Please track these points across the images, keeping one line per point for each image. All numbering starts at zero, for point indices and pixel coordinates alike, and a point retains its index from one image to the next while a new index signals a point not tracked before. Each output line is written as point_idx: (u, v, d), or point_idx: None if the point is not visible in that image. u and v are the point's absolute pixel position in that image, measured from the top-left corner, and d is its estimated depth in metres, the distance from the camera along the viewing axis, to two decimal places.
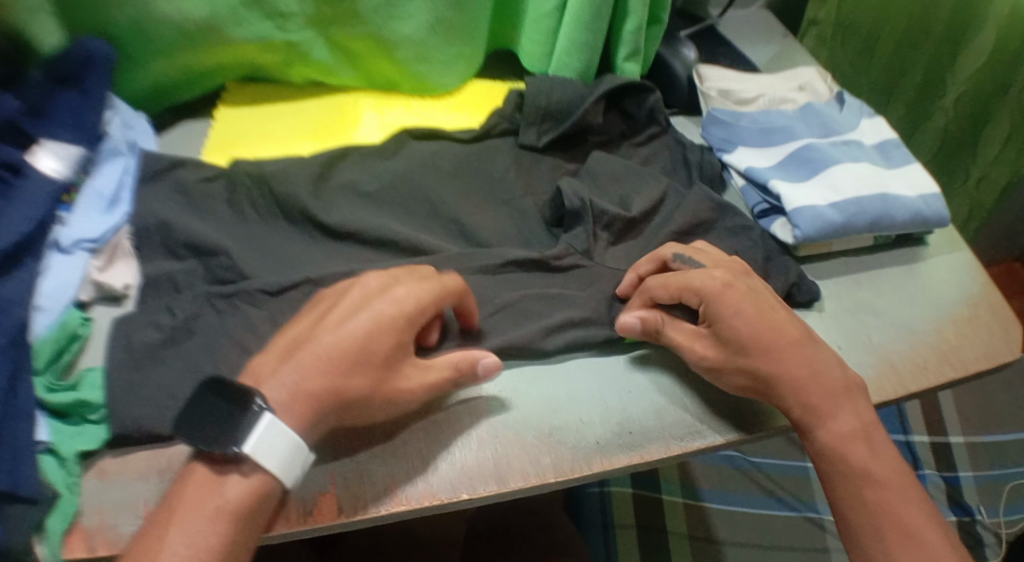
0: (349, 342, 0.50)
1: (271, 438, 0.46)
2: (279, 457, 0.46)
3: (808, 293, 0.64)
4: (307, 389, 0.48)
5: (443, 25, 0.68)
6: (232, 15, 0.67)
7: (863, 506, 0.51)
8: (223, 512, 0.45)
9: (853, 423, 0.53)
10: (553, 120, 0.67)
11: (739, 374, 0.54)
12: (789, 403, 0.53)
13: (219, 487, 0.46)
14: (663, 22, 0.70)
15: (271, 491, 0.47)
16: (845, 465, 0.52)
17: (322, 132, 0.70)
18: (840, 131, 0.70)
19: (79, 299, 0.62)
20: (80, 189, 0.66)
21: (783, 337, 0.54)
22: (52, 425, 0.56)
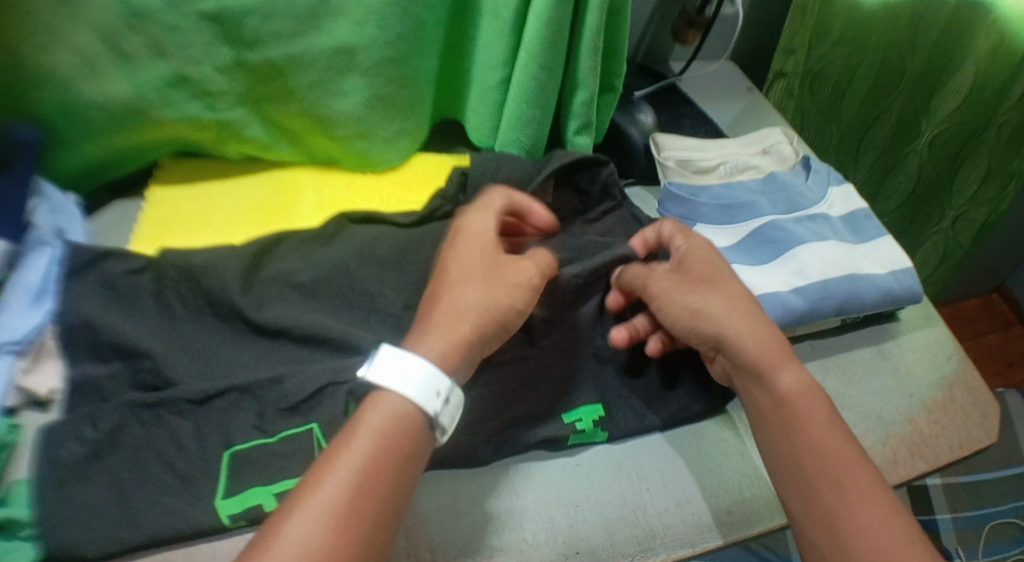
0: (460, 275, 0.51)
1: (387, 358, 0.47)
2: (399, 378, 0.47)
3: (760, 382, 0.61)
4: (448, 334, 0.49)
5: (382, 101, 0.65)
6: (159, 95, 0.63)
7: (811, 458, 0.49)
8: (373, 431, 0.45)
9: (800, 381, 0.52)
10: None
11: (690, 297, 0.54)
12: (729, 343, 0.53)
13: (363, 414, 0.46)
14: (617, 90, 0.67)
15: (402, 412, 0.46)
16: (793, 418, 0.51)
17: (260, 215, 0.67)
18: (806, 205, 0.67)
19: (6, 406, 0.58)
20: (6, 285, 0.61)
21: (736, 287, 0.55)
22: None
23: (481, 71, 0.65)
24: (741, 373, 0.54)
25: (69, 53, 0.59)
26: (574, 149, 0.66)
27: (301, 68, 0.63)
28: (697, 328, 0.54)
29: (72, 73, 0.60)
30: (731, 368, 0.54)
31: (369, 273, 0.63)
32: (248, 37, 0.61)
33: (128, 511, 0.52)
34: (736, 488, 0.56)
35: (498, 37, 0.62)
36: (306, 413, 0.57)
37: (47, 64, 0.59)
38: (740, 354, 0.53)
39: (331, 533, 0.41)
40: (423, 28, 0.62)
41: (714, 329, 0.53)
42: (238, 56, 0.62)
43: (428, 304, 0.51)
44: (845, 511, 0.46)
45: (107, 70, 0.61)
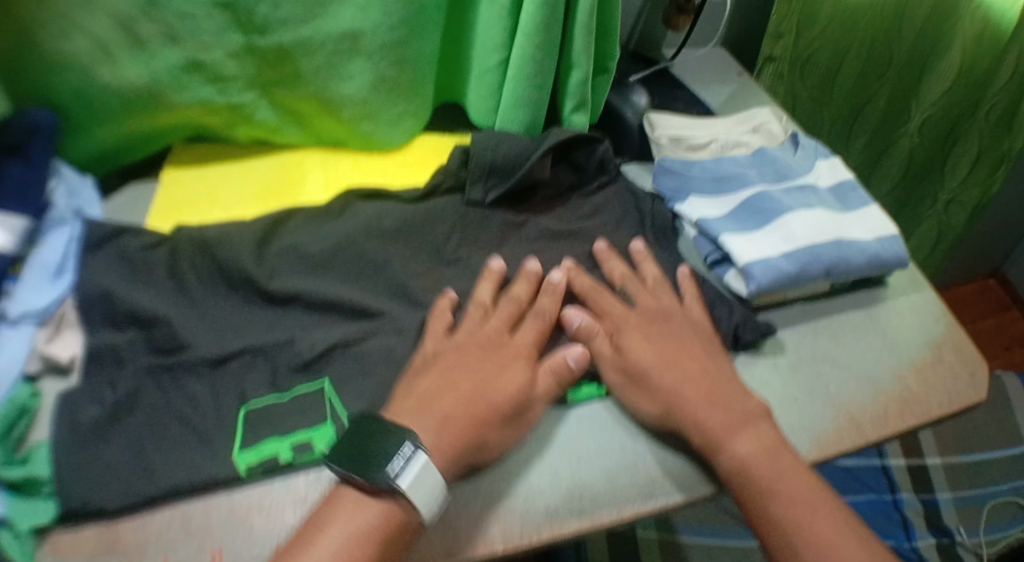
0: (467, 393, 0.55)
1: (427, 474, 0.49)
2: (425, 491, 0.49)
3: (757, 330, 0.63)
4: (448, 428, 0.53)
5: (386, 83, 0.68)
6: (172, 80, 0.66)
7: (776, 527, 0.51)
8: (353, 534, 0.47)
9: (757, 443, 0.54)
10: (499, 174, 0.67)
11: (640, 405, 0.57)
12: (687, 431, 0.55)
13: (360, 509, 0.49)
14: (610, 72, 0.70)
15: (404, 519, 0.49)
16: (749, 483, 0.53)
17: (270, 195, 0.70)
18: (793, 176, 0.69)
19: (29, 372, 0.63)
20: (27, 260, 0.67)
21: (671, 371, 0.57)
22: (5, 500, 0.52)
23: (480, 55, 0.69)
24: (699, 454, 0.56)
25: (85, 40, 0.63)
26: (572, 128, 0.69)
27: (308, 52, 0.66)
28: (668, 425, 0.56)
29: (89, 59, 0.64)
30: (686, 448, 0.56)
31: (375, 246, 0.65)
32: (258, 23, 0.64)
33: (151, 465, 0.55)
34: None
35: (495, 19, 0.65)
36: (318, 375, 0.59)
37: (66, 51, 0.63)
38: (691, 439, 0.55)
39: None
40: (424, 13, 0.65)
41: (684, 421, 0.55)
42: (248, 41, 0.65)
43: (416, 415, 0.53)
44: None
45: (120, 54, 0.64)
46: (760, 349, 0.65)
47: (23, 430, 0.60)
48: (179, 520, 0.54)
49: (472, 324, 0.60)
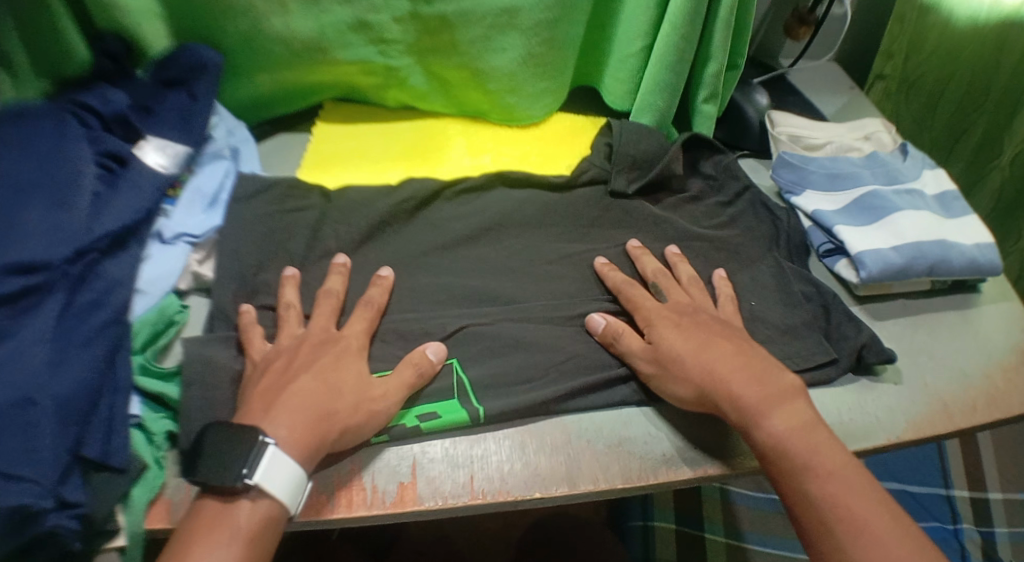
0: (324, 384, 0.57)
1: (277, 466, 0.52)
2: (278, 485, 0.52)
3: (880, 354, 0.63)
4: (301, 421, 0.54)
5: (533, 59, 0.74)
6: (339, 37, 0.73)
7: (822, 510, 0.52)
8: (239, 540, 0.50)
9: (789, 422, 0.55)
10: (640, 168, 0.72)
11: (674, 386, 0.59)
12: (725, 407, 0.56)
13: (228, 511, 0.51)
14: (739, 68, 0.75)
15: (274, 516, 0.52)
16: (789, 463, 0.53)
17: (414, 154, 0.77)
18: (903, 181, 0.73)
19: (178, 288, 0.70)
20: (184, 185, 0.73)
21: (711, 353, 0.59)
22: (143, 403, 0.64)
23: (622, 42, 0.74)
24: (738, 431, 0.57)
25: None
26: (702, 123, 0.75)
27: (467, 23, 0.72)
28: (711, 401, 0.57)
29: (265, 7, 0.71)
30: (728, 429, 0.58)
31: (510, 206, 0.71)
32: None
33: None
34: (835, 411, 0.62)
35: (642, 7, 0.70)
36: (455, 311, 0.65)
37: None
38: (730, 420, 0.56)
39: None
40: None
41: (728, 396, 0.56)
42: (414, 8, 0.72)
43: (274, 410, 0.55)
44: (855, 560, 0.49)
45: (295, 7, 0.71)
46: (879, 375, 0.65)
47: (170, 338, 0.68)
48: None
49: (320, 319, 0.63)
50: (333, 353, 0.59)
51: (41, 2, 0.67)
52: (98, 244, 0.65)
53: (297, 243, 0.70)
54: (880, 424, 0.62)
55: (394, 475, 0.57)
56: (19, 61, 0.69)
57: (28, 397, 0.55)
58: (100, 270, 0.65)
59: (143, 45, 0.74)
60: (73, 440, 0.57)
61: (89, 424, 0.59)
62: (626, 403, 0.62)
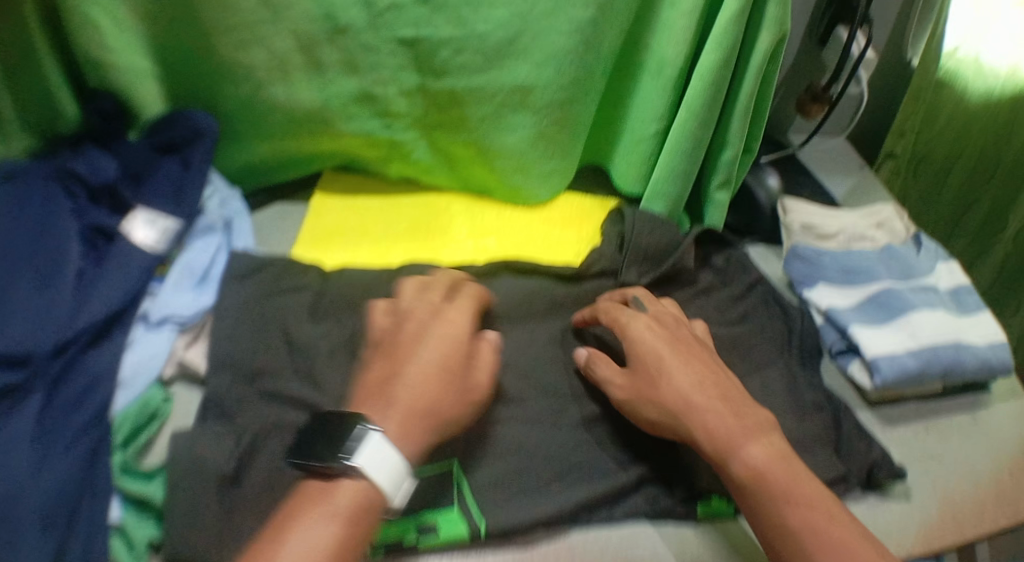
0: (428, 373, 0.54)
1: (380, 449, 0.49)
2: (380, 470, 0.48)
3: (892, 471, 0.62)
4: (404, 413, 0.52)
5: (544, 138, 0.71)
6: (342, 109, 0.69)
7: (800, 540, 0.49)
8: (336, 520, 0.46)
9: (766, 450, 0.53)
10: (652, 261, 0.70)
11: (649, 404, 0.57)
12: (698, 433, 0.55)
13: (331, 493, 0.48)
14: (753, 152, 0.73)
15: (371, 502, 0.48)
16: (765, 490, 0.52)
17: (417, 232, 0.73)
18: (917, 275, 0.72)
19: (163, 375, 0.65)
20: (173, 263, 0.69)
21: (689, 377, 0.57)
22: (125, 505, 0.58)
23: (636, 124, 0.72)
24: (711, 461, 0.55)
25: (266, 56, 0.66)
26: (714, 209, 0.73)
27: (478, 101, 0.69)
28: (681, 420, 0.56)
29: (265, 75, 0.67)
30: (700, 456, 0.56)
31: (516, 297, 0.68)
32: (437, 67, 0.67)
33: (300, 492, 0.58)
34: None
35: (658, 92, 0.69)
36: None
37: (244, 63, 0.67)
38: (704, 449, 0.54)
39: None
40: (592, 78, 0.69)
41: (699, 423, 0.55)
42: (423, 82, 0.68)
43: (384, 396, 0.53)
44: None
45: (298, 76, 0.68)
46: (887, 492, 0.63)
47: (152, 434, 0.62)
48: None
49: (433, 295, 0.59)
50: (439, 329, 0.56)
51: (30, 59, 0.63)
52: (79, 338, 0.62)
53: (292, 328, 0.66)
54: (890, 532, 0.61)
55: None
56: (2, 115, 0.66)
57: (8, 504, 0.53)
58: (81, 363, 0.61)
59: (137, 107, 0.69)
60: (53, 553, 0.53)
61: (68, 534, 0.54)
62: (630, 519, 0.59)
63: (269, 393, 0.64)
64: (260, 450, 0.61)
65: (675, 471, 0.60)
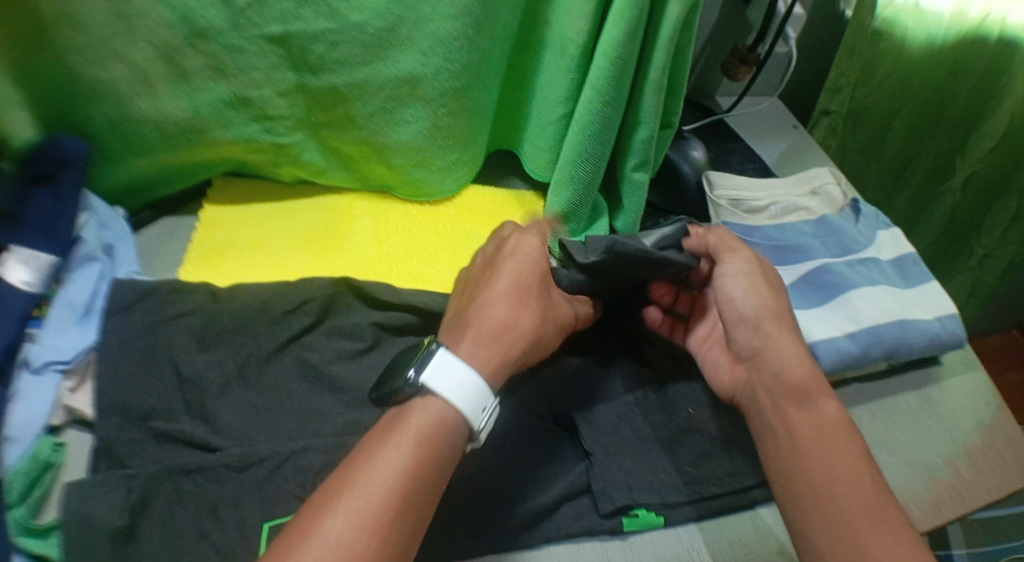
0: (506, 294, 0.54)
1: (449, 365, 0.49)
2: (454, 387, 0.49)
3: None
4: (483, 332, 0.52)
5: (442, 131, 0.65)
6: (217, 116, 0.63)
7: (842, 486, 0.51)
8: (416, 439, 0.47)
9: (839, 412, 0.55)
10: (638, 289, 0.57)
11: (751, 294, 0.60)
12: (785, 363, 0.57)
13: (404, 415, 0.48)
14: (672, 126, 0.67)
15: (451, 418, 0.48)
16: (824, 440, 0.53)
17: (316, 242, 0.68)
18: (856, 249, 0.67)
19: (52, 425, 0.60)
20: (51, 301, 0.63)
21: (780, 307, 0.60)
22: None
23: (542, 106, 0.66)
24: (784, 395, 0.56)
25: (126, 69, 0.59)
26: (633, 200, 0.68)
27: (363, 96, 0.63)
28: (756, 324, 0.59)
29: (128, 89, 0.61)
30: (769, 381, 0.57)
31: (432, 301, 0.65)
32: (313, 63, 0.61)
33: (203, 536, 0.54)
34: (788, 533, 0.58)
35: (562, 72, 0.62)
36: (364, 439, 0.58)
37: (103, 79, 0.60)
38: (780, 367, 0.57)
39: (362, 529, 0.43)
40: (487, 61, 0.63)
41: (768, 334, 0.58)
42: (301, 81, 0.62)
43: (472, 313, 0.53)
44: (866, 540, 0.48)
45: (163, 87, 0.61)
46: None
47: (48, 487, 0.58)
48: None
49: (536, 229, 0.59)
50: (527, 253, 0.56)
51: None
52: None
53: (181, 361, 0.60)
54: None
55: None
56: None
57: None
58: None
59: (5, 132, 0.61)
60: None
61: None
62: (551, 543, 0.54)
63: (160, 432, 0.58)
64: (152, 500, 0.55)
65: (597, 483, 0.56)
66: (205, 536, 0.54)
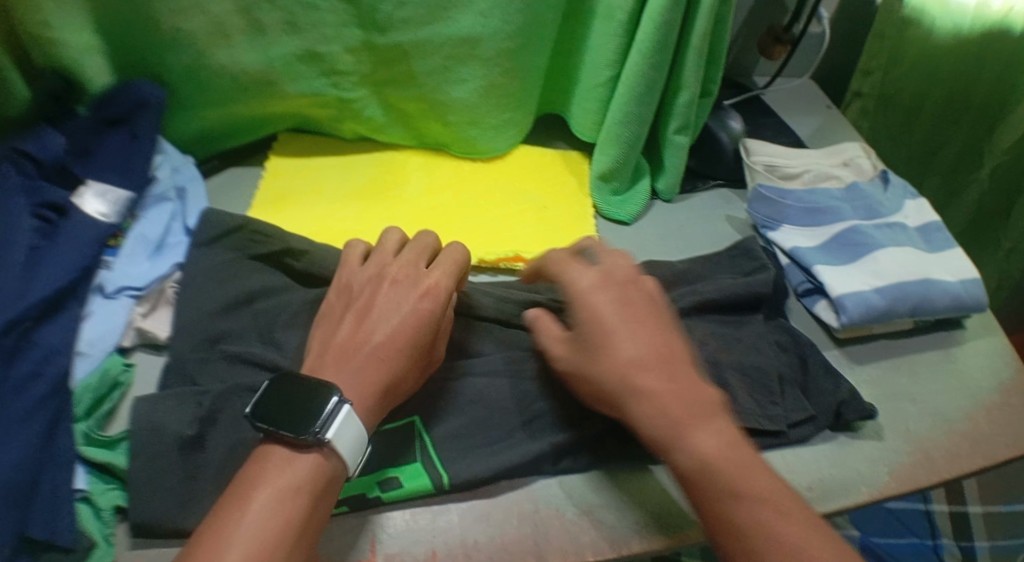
0: (389, 344, 0.53)
1: (352, 424, 0.49)
2: (352, 445, 0.49)
3: (860, 411, 0.61)
4: (372, 384, 0.52)
5: (495, 90, 0.70)
6: (288, 69, 0.69)
7: (749, 541, 0.45)
8: (297, 492, 0.47)
9: (711, 446, 0.49)
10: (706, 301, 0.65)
11: (602, 361, 0.52)
12: (643, 421, 0.50)
13: (293, 465, 0.48)
14: (712, 94, 0.72)
15: (337, 473, 0.49)
16: (704, 488, 0.48)
17: (371, 191, 0.72)
18: (884, 214, 0.71)
19: (122, 345, 0.64)
20: (126, 233, 0.68)
21: (636, 346, 0.51)
22: (91, 475, 0.58)
23: (590, 71, 0.71)
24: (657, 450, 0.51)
25: (205, 21, 0.65)
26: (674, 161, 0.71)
27: (423, 53, 0.68)
28: (622, 396, 0.51)
29: (206, 39, 0.66)
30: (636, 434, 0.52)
31: (479, 244, 0.68)
32: (379, 21, 0.66)
33: None
34: (814, 467, 0.60)
35: (609, 36, 0.67)
36: None
37: (184, 28, 0.65)
38: (647, 430, 0.50)
39: None
40: (539, 24, 0.67)
41: (633, 403, 0.51)
42: (367, 38, 0.67)
43: (340, 351, 0.53)
44: None
45: (239, 39, 0.67)
46: (859, 431, 0.63)
47: (115, 402, 0.62)
48: None
49: (382, 260, 0.59)
50: (417, 299, 0.55)
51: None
52: (30, 312, 0.60)
53: (247, 291, 0.64)
54: (860, 477, 0.60)
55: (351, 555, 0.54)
56: None
57: None
58: (36, 338, 0.60)
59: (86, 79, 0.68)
60: (15, 524, 0.53)
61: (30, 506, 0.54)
62: (594, 466, 0.59)
63: (230, 354, 0.62)
64: (220, 413, 0.58)
65: None
66: None
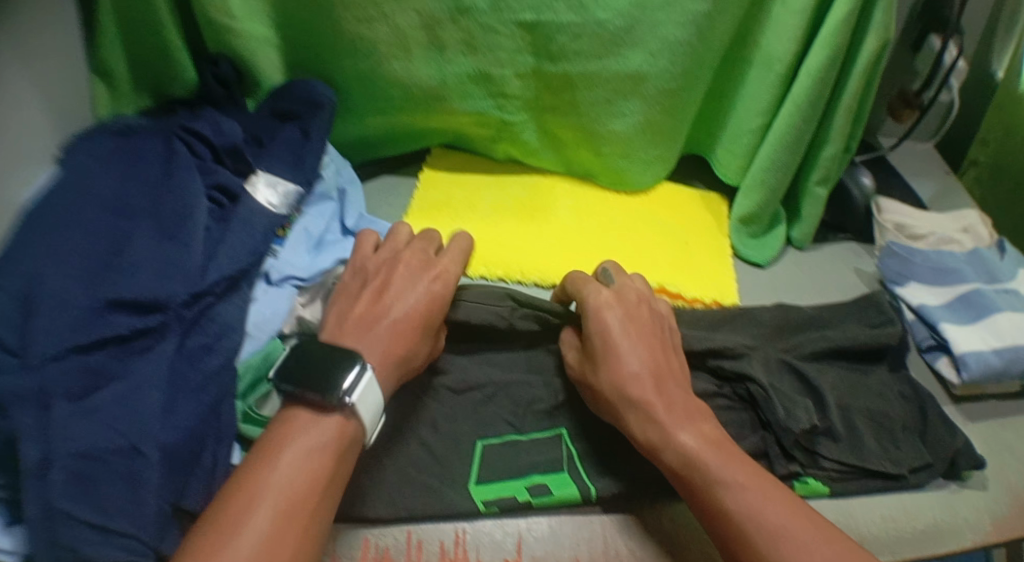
0: (411, 320, 0.58)
1: (373, 392, 0.53)
2: (371, 411, 0.53)
3: (973, 461, 0.65)
4: (382, 351, 0.56)
5: (650, 126, 0.74)
6: (459, 86, 0.73)
7: (731, 525, 0.51)
8: (319, 448, 0.51)
9: (697, 442, 0.54)
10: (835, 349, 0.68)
11: (604, 371, 0.58)
12: (632, 425, 0.56)
13: (315, 426, 0.52)
14: (851, 151, 0.75)
15: (355, 436, 0.53)
16: (697, 479, 0.53)
17: (522, 210, 0.76)
18: (1003, 280, 0.74)
19: (283, 332, 0.66)
20: (292, 225, 0.71)
21: (634, 356, 0.58)
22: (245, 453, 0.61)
23: (740, 118, 0.75)
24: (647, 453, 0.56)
25: (389, 31, 0.69)
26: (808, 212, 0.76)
27: (590, 85, 0.72)
28: (618, 405, 0.57)
29: (387, 50, 0.70)
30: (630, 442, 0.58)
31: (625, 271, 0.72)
32: (554, 51, 0.70)
33: (422, 443, 0.61)
34: (930, 513, 0.63)
35: (765, 86, 0.71)
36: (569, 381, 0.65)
37: (367, 37, 0.69)
38: (636, 432, 0.56)
39: (282, 529, 0.47)
40: (703, 69, 0.71)
41: (632, 411, 0.56)
42: (539, 65, 0.71)
43: (367, 318, 0.58)
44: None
45: (418, 53, 0.71)
46: (965, 480, 0.66)
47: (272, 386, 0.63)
48: (427, 490, 0.58)
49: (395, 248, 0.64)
50: (423, 283, 0.60)
51: (151, 19, 0.68)
52: (215, 287, 0.62)
53: None
54: (966, 524, 0.63)
55: (498, 551, 0.57)
56: (120, 74, 0.71)
57: (136, 446, 0.53)
58: (214, 313, 0.62)
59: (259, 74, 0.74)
60: (176, 493, 0.54)
61: (191, 475, 0.56)
62: None
63: None
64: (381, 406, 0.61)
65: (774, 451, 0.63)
66: (422, 442, 0.61)
